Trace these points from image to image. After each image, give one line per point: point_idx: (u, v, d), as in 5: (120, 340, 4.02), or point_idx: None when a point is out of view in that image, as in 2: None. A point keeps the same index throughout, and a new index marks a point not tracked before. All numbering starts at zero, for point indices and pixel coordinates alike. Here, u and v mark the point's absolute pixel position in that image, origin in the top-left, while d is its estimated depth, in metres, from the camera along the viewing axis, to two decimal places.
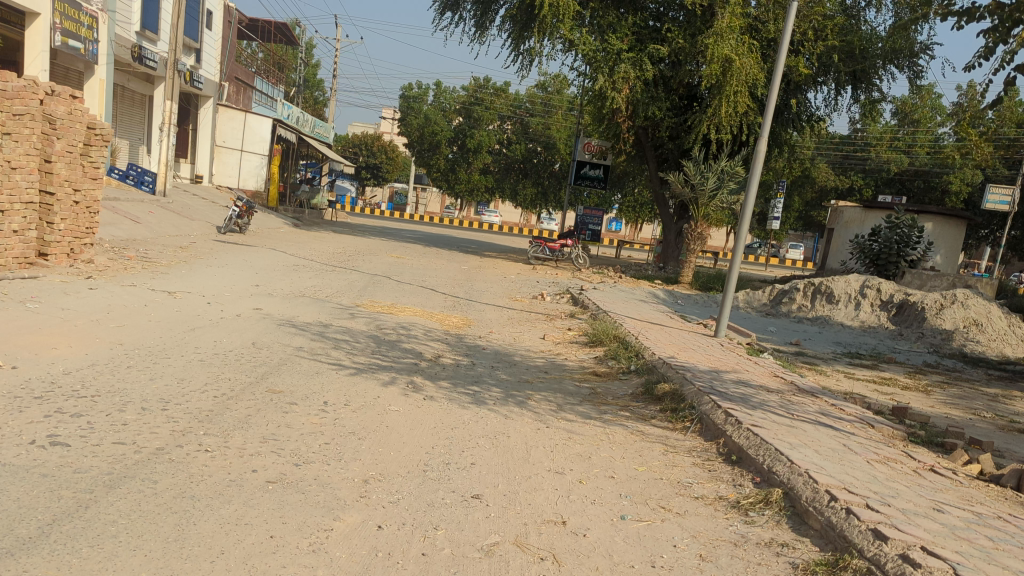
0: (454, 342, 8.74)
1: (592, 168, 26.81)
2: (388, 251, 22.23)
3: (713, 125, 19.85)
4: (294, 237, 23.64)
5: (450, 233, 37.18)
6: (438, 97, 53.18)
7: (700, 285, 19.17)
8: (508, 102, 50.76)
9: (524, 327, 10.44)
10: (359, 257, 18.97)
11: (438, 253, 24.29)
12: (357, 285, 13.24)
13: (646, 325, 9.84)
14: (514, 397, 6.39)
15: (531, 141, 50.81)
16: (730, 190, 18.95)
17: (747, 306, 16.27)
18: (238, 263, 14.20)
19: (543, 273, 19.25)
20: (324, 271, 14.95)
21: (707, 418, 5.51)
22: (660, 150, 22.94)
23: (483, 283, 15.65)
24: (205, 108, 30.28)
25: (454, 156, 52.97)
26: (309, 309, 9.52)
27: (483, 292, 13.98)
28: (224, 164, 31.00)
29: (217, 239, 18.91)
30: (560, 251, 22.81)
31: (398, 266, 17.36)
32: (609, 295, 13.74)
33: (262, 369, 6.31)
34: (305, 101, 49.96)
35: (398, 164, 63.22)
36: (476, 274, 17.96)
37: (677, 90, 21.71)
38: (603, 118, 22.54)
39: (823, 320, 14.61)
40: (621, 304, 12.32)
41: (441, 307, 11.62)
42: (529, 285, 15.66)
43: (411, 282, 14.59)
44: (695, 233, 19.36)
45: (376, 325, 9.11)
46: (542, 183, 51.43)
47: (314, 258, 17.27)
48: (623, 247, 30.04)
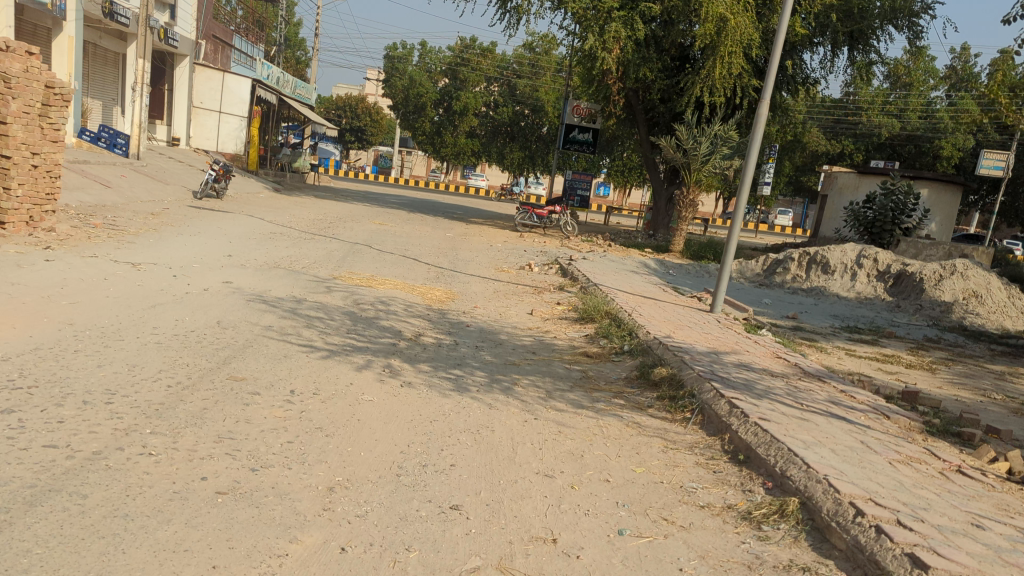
0: (436, 319, 8.25)
1: (581, 132, 26.18)
2: (371, 218, 21.64)
3: (707, 88, 19.31)
4: (275, 202, 22.98)
5: (435, 199, 36.53)
6: (423, 58, 52.17)
7: (691, 254, 18.73)
8: (494, 63, 49.91)
9: (510, 301, 9.94)
10: (340, 224, 18.37)
11: (422, 219, 23.71)
12: (336, 255, 12.68)
13: (638, 299, 9.37)
14: (499, 383, 5.91)
15: (519, 104, 49.95)
16: (724, 155, 18.45)
17: (740, 277, 15.82)
18: (212, 231, 13.61)
19: (530, 241, 18.74)
20: (303, 239, 14.38)
21: (708, 410, 5.05)
22: (650, 113, 22.36)
23: (468, 252, 15.13)
24: (181, 68, 29.28)
25: (439, 119, 52.04)
26: (283, 283, 8.99)
27: (468, 262, 13.48)
28: (202, 126, 30.11)
29: (193, 205, 18.26)
30: (547, 217, 22.25)
31: (380, 234, 16.80)
32: (598, 266, 13.27)
33: (225, 352, 5.79)
34: (286, 61, 48.79)
35: (382, 127, 62.18)
36: (461, 242, 17.43)
37: (668, 51, 21.09)
38: (592, 80, 21.89)
39: (818, 291, 14.27)
40: (611, 276, 11.85)
41: (424, 279, 11.12)
42: (515, 254, 15.15)
43: (394, 251, 14.06)
44: (687, 200, 18.86)
45: (353, 300, 8.59)
46: (529, 147, 50.64)
47: (293, 225, 16.68)
48: (612, 213, 29.52)
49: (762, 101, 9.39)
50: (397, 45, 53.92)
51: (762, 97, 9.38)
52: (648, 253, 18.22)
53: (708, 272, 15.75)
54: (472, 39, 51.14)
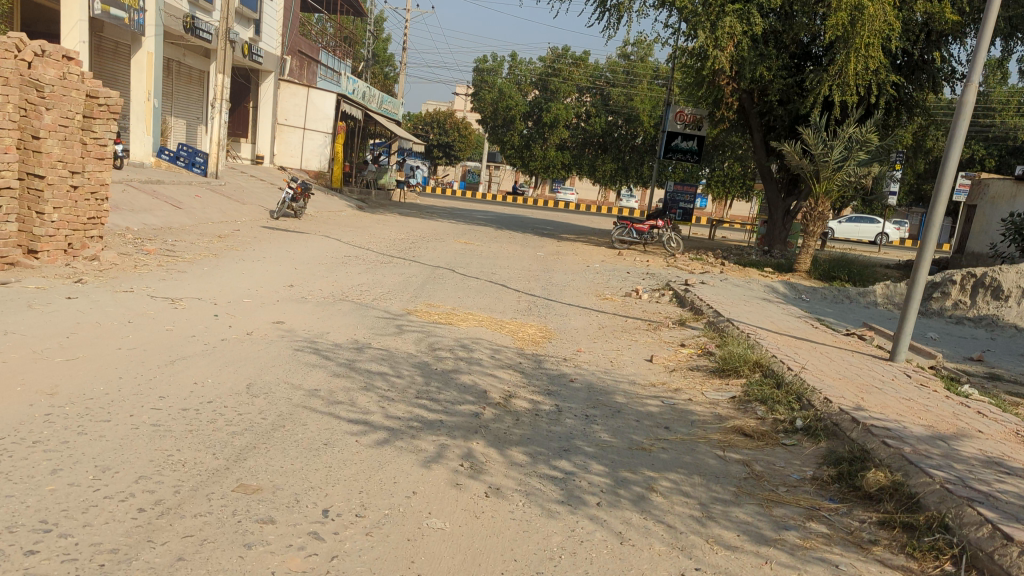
0: (533, 373, 6.44)
1: (684, 140, 24.07)
2: (458, 236, 20.17)
3: (838, 86, 17.13)
4: (358, 221, 21.84)
5: (525, 214, 35.01)
6: (513, 70, 50.54)
7: (819, 274, 16.52)
8: (587, 73, 48.13)
9: (620, 342, 8.09)
10: (423, 244, 16.93)
11: (512, 236, 22.11)
12: (416, 283, 11.12)
13: (787, 342, 7.46)
14: (629, 485, 4.02)
15: (612, 114, 48.05)
16: (861, 160, 16.16)
17: (888, 303, 13.58)
18: (280, 255, 12.30)
19: (632, 262, 16.85)
20: (381, 263, 12.94)
21: (991, 564, 3.06)
22: (766, 118, 20.14)
23: (563, 276, 13.37)
24: (265, 83, 28.94)
25: (529, 132, 50.66)
26: (344, 325, 7.39)
27: (565, 289, 11.71)
28: (286, 143, 29.48)
29: (269, 225, 17.16)
30: (649, 233, 20.32)
31: (465, 255, 15.24)
32: (723, 292, 11.35)
33: (242, 435, 4.12)
34: (374, 76, 48.27)
35: (471, 141, 61.18)
36: (555, 263, 15.70)
37: (789, 47, 18.94)
38: (701, 81, 19.84)
39: (990, 321, 12.44)
40: (743, 306, 9.90)
41: (516, 312, 9.40)
42: (618, 278, 13.31)
43: (480, 276, 12.42)
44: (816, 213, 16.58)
45: (428, 347, 6.89)
46: (623, 158, 48.50)
47: (371, 247, 15.30)
48: (716, 227, 27.24)
49: (969, 79, 7.13)
50: (485, 56, 52.59)
51: (969, 73, 7.14)
52: (770, 274, 16.11)
53: (848, 298, 13.63)
54: (564, 48, 49.78)
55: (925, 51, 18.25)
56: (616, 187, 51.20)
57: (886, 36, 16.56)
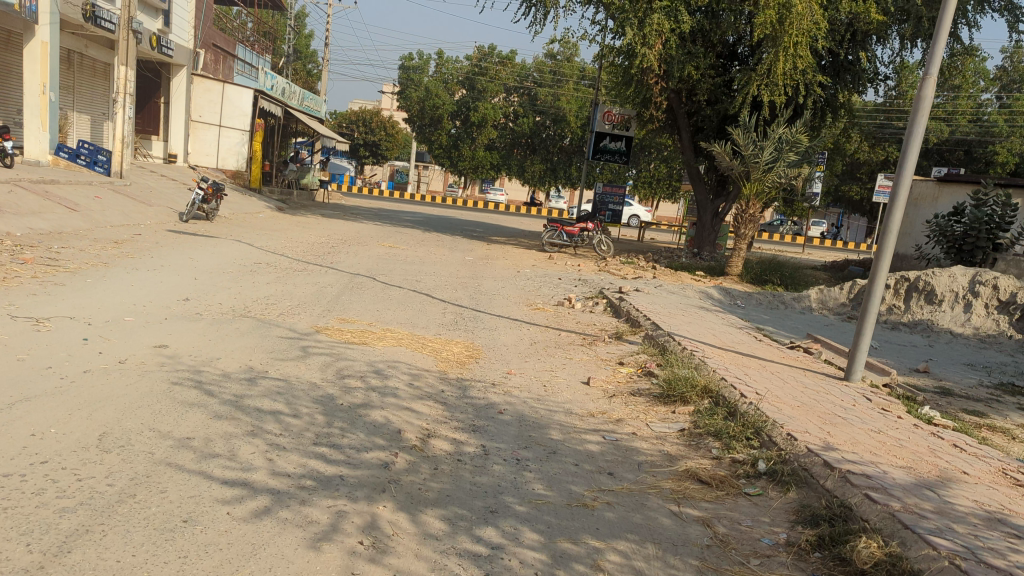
0: (455, 405, 5.62)
1: (613, 141, 23.64)
2: (381, 239, 19.23)
3: (766, 86, 16.81)
4: (277, 224, 20.66)
5: (453, 215, 34.18)
6: (440, 69, 49.42)
7: (751, 278, 16.07)
8: (514, 72, 47.48)
9: (552, 361, 7.32)
10: (343, 249, 15.95)
11: (438, 238, 21.26)
12: (330, 294, 10.18)
13: (736, 361, 6.84)
14: (570, 562, 3.22)
15: (540, 114, 47.63)
16: (791, 161, 15.85)
17: (823, 308, 13.17)
18: (181, 263, 11.19)
19: (563, 266, 16.23)
20: (295, 271, 11.94)
21: None
22: (695, 118, 19.79)
23: (492, 283, 12.61)
24: (179, 78, 27.12)
25: (457, 131, 49.64)
26: (239, 349, 6.47)
27: (493, 298, 10.94)
28: (201, 140, 27.98)
29: (175, 228, 15.92)
30: (579, 236, 19.75)
31: (388, 261, 14.35)
32: (659, 300, 10.71)
33: (72, 514, 3.17)
34: (296, 72, 46.66)
35: (398, 141, 59.95)
36: (484, 268, 14.94)
37: (716, 46, 18.63)
38: (629, 80, 19.32)
39: (925, 327, 12.16)
40: (682, 317, 9.24)
41: (438, 326, 8.57)
42: (549, 285, 12.62)
43: (403, 284, 11.57)
44: (747, 215, 16.21)
45: (335, 376, 6.00)
46: (551, 159, 48.72)
47: (286, 252, 14.26)
48: (646, 228, 26.90)
49: (926, 77, 6.68)
50: (411, 54, 51.36)
51: (927, 70, 6.68)
52: (702, 278, 15.67)
53: (784, 303, 13.17)
54: (491, 47, 49.06)
55: (850, 51, 18.06)
56: (544, 188, 50.79)
57: (813, 36, 16.27)
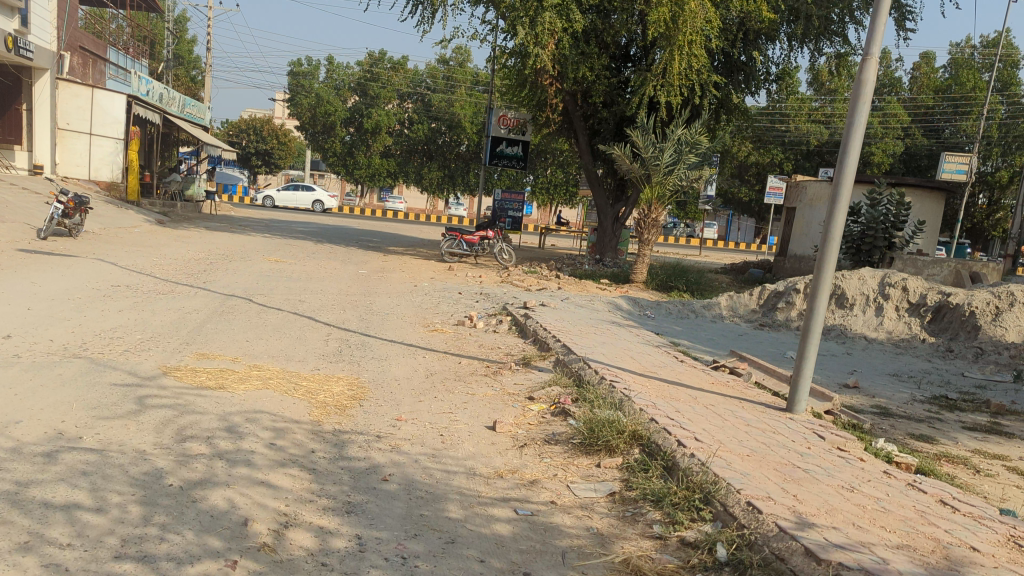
0: (328, 474, 4.46)
1: (509, 146, 22.75)
2: (267, 253, 17.68)
3: (662, 87, 16.14)
4: (151, 238, 18.74)
5: (349, 224, 32.62)
6: (330, 75, 47.44)
7: (656, 284, 15.16)
8: (407, 79, 46.34)
9: (450, 399, 6.22)
10: (222, 265, 14.39)
11: (331, 250, 19.81)
12: (195, 317, 8.69)
13: (665, 393, 5.87)
14: None
15: (434, 120, 46.52)
16: (692, 164, 14.87)
17: (733, 315, 12.34)
18: (15, 287, 9.40)
19: (463, 278, 15.14)
20: (157, 291, 10.37)
21: None
22: (592, 121, 19.02)
23: (385, 300, 11.39)
24: (43, 83, 24.04)
25: (351, 139, 47.86)
26: (53, 405, 5.07)
27: (386, 320, 9.72)
28: (70, 150, 24.74)
29: (23, 245, 13.96)
30: (480, 244, 18.74)
31: (271, 278, 12.93)
32: (565, 316, 9.63)
33: None
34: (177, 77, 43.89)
35: (291, 150, 57.55)
36: (378, 283, 13.71)
37: (609, 46, 17.92)
38: (524, 82, 18.34)
39: (839, 331, 11.57)
40: (594, 337, 8.19)
41: (318, 356, 7.33)
42: (448, 300, 11.50)
43: (284, 304, 10.21)
44: (650, 219, 15.40)
45: (173, 436, 4.73)
46: (448, 166, 47.08)
47: (153, 270, 12.60)
48: (548, 234, 26.09)
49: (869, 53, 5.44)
50: (300, 61, 49.24)
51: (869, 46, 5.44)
52: (607, 286, 14.82)
53: (694, 312, 12.13)
54: (382, 52, 47.58)
55: (743, 50, 17.45)
56: (443, 196, 49.62)
57: (707, 33, 15.64)
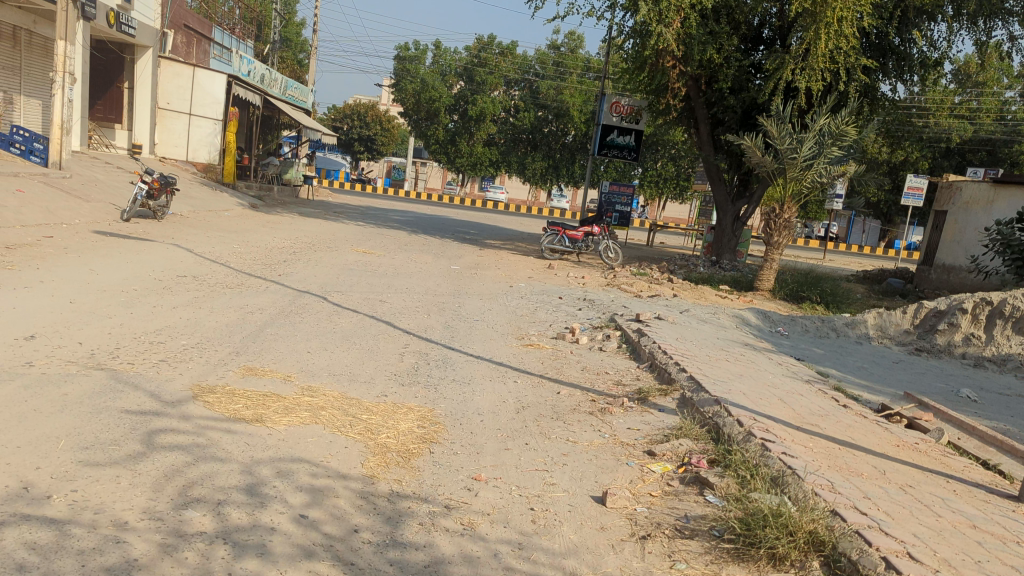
0: (370, 573, 3.13)
1: (621, 135, 21.16)
2: (356, 242, 16.71)
3: (803, 71, 14.21)
4: (241, 223, 18.10)
5: (447, 214, 31.67)
6: (437, 60, 46.62)
7: (785, 294, 13.32)
8: (515, 65, 44.93)
9: (546, 447, 4.81)
10: (305, 255, 13.43)
11: (426, 241, 18.72)
12: (255, 317, 7.64)
13: (841, 466, 4.29)
14: None
15: (541, 108, 45.14)
16: (834, 157, 12.98)
17: (883, 337, 10.45)
18: (70, 274, 8.60)
19: (562, 278, 13.71)
20: (225, 284, 9.42)
21: None
22: (715, 110, 17.21)
23: (476, 303, 10.08)
24: (143, 62, 24.28)
25: (454, 126, 47.03)
26: (34, 440, 3.94)
27: (474, 329, 8.40)
28: (169, 131, 25.08)
29: (102, 227, 13.35)
30: (584, 241, 17.35)
31: (355, 272, 11.84)
32: (688, 332, 8.04)
33: None
34: (285, 61, 43.98)
35: (394, 136, 57.28)
36: (470, 280, 12.42)
37: (741, 25, 16.09)
38: (643, 66, 16.74)
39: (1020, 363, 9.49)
40: (726, 363, 6.61)
41: (388, 376, 6.04)
42: (547, 306, 10.08)
43: (360, 304, 9.04)
44: (781, 219, 13.55)
45: (171, 499, 3.52)
46: (554, 156, 45.93)
47: (229, 259, 11.71)
48: (656, 231, 24.34)
49: None
50: (407, 45, 48.56)
51: None
52: (728, 294, 13.13)
53: (835, 332, 10.34)
54: (490, 37, 46.46)
55: (899, 32, 15.23)
56: (546, 187, 48.16)
57: (859, 10, 13.65)
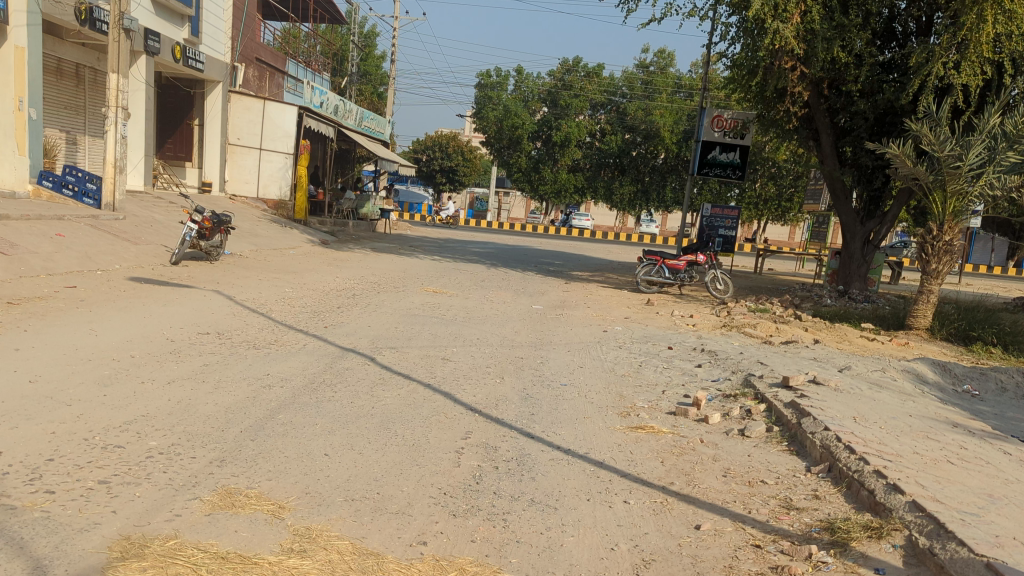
0: None
1: (724, 152, 18.93)
2: (427, 280, 14.90)
3: (959, 63, 11.84)
4: (305, 261, 16.59)
5: (530, 244, 29.72)
6: (519, 86, 45.28)
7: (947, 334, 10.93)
8: (601, 87, 43.40)
9: None
10: (364, 298, 11.65)
11: (506, 276, 16.78)
12: (272, 394, 5.74)
13: None
14: None
15: (629, 131, 42.99)
16: (1009, 165, 10.57)
17: None
18: (59, 337, 6.96)
19: (665, 319, 11.50)
20: (254, 342, 7.64)
21: None
22: (840, 117, 14.99)
23: (564, 358, 7.96)
24: (214, 96, 23.38)
25: (538, 153, 45.47)
26: None
27: (562, 401, 6.27)
28: (239, 166, 24.16)
29: (140, 273, 11.91)
30: (687, 272, 15.19)
31: (417, 318, 9.93)
32: (864, 405, 5.69)
33: None
34: (363, 94, 43.30)
35: (476, 166, 56.11)
36: (556, 325, 10.36)
37: (873, 16, 13.79)
38: (754, 70, 14.64)
39: None
40: (956, 470, 4.26)
41: (432, 500, 3.97)
42: (656, 360, 7.89)
43: (414, 365, 7.08)
44: (941, 242, 11.23)
45: None
46: (642, 180, 42.82)
47: (273, 306, 10.00)
48: (764, 257, 21.81)
49: None
50: (489, 72, 47.35)
51: None
52: (879, 337, 10.75)
53: None
54: (575, 59, 44.95)
55: None
56: (634, 212, 45.80)
57: None
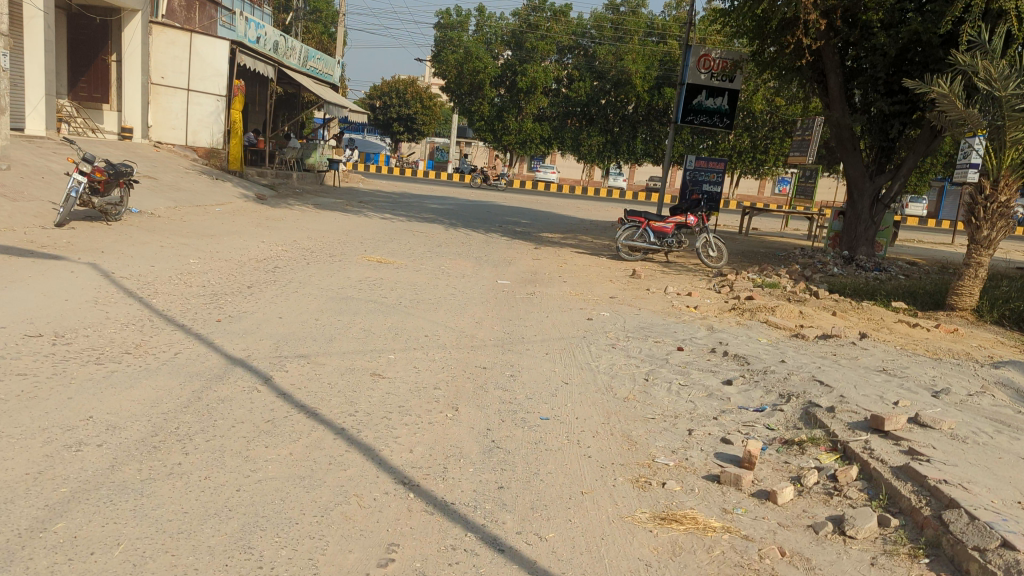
0: None
1: (710, 97, 16.70)
2: (372, 244, 12.61)
3: None
4: (230, 221, 14.14)
5: (493, 199, 27.35)
6: (481, 27, 42.35)
7: (1001, 319, 9.00)
8: (569, 29, 40.89)
9: None
10: (288, 271, 9.36)
11: (466, 239, 14.52)
12: (75, 464, 3.48)
13: None
14: None
15: (598, 78, 40.50)
16: None
17: None
18: None
19: (659, 297, 9.40)
20: (97, 350, 5.31)
21: None
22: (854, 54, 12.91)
23: (543, 368, 5.79)
24: (133, 27, 20.27)
25: (501, 100, 42.74)
26: None
27: (545, 455, 4.12)
28: (165, 109, 21.34)
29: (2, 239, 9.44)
30: (675, 236, 13.09)
31: (347, 302, 7.66)
32: (1019, 477, 3.67)
33: None
34: (312, 33, 40.09)
35: (436, 115, 53.21)
36: (527, 308, 8.17)
37: None
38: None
39: None
40: None
41: None
42: (667, 370, 5.77)
43: (325, 390, 4.85)
44: (994, 205, 9.25)
45: None
46: (612, 129, 40.66)
47: (159, 287, 7.68)
48: (750, 215, 19.79)
49: None
50: (449, 12, 44.39)
51: None
52: (922, 322, 8.78)
53: None
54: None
55: None
56: (602, 164, 43.36)
57: None
